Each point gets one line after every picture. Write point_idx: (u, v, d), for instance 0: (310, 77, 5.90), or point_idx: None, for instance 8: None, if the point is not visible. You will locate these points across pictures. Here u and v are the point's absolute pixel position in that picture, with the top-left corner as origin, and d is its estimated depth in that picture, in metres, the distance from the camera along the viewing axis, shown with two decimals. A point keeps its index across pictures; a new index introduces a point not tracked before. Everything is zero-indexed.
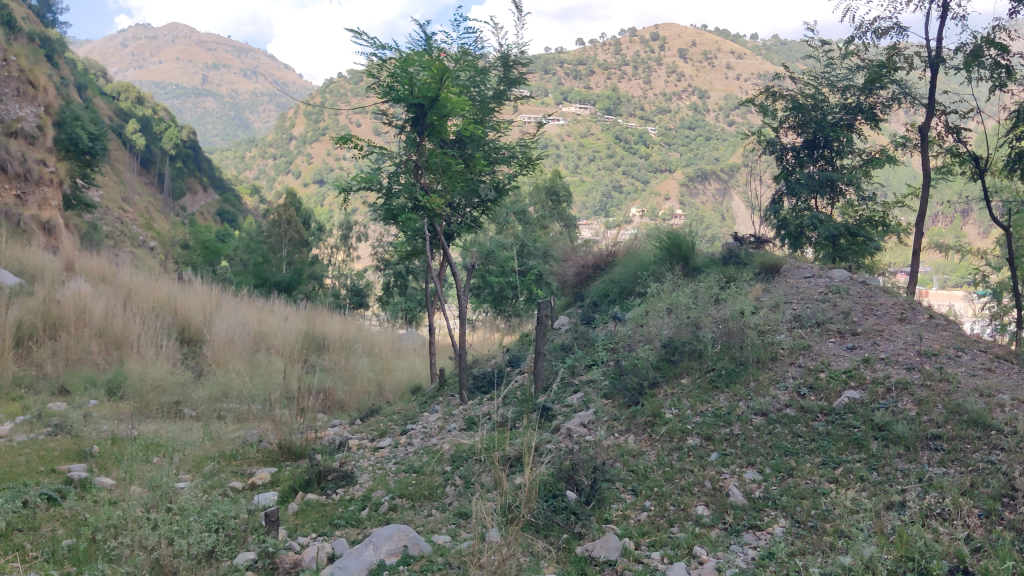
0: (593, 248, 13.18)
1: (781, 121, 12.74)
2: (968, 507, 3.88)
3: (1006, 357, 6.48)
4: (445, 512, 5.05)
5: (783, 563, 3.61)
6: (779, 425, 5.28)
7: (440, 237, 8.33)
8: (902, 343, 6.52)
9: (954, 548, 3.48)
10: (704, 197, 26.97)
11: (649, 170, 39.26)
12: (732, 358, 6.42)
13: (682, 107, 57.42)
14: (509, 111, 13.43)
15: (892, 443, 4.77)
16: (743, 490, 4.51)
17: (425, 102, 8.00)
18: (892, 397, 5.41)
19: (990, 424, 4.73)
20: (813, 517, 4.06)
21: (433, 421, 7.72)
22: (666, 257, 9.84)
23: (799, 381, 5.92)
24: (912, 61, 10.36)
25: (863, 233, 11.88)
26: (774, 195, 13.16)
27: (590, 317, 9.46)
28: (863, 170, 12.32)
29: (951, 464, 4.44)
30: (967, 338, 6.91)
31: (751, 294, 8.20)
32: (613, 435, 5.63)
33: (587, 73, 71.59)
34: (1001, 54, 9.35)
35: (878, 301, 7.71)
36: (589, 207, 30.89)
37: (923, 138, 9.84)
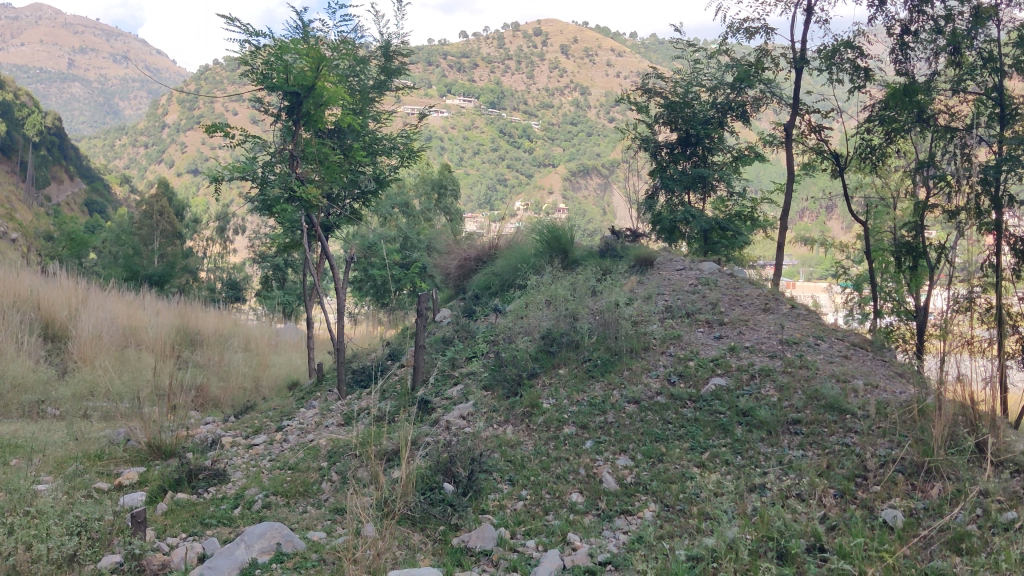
0: (475, 241, 13.18)
1: (656, 118, 13.06)
2: (824, 488, 4.07)
3: (861, 345, 6.83)
4: (321, 508, 4.97)
5: (652, 546, 3.70)
6: (651, 413, 5.41)
7: (317, 230, 8.18)
8: (766, 332, 6.78)
9: (811, 528, 3.65)
10: (586, 192, 27.31)
11: (533, 165, 39.49)
12: (607, 348, 6.54)
13: (564, 102, 57.93)
14: (390, 102, 13.30)
15: (755, 427, 4.96)
16: (615, 476, 4.60)
17: (300, 90, 7.86)
18: (757, 383, 5.63)
19: (845, 409, 4.98)
20: (682, 501, 4.19)
21: (310, 417, 7.60)
22: (546, 250, 9.97)
23: (670, 369, 6.08)
24: (778, 62, 10.74)
25: (732, 227, 12.38)
26: (650, 190, 13.48)
27: (471, 309, 9.47)
28: (735, 167, 12.74)
29: (809, 446, 4.64)
30: (826, 328, 7.24)
31: (626, 286, 8.36)
32: (491, 426, 5.66)
33: (471, 66, 71.47)
34: (860, 57, 9.84)
35: (744, 292, 7.99)
36: (474, 200, 30.88)
37: (788, 136, 10.26)
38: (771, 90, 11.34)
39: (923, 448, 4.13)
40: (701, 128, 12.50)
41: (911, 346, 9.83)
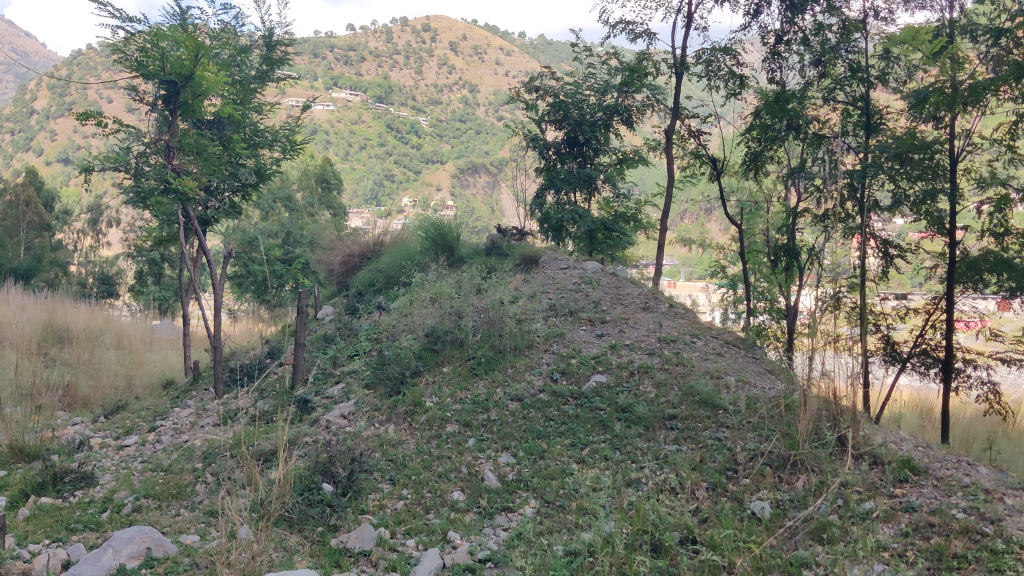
0: (360, 237, 13.01)
1: (543, 119, 13.20)
2: (697, 481, 4.19)
3: (734, 343, 7.07)
4: (194, 511, 4.82)
5: (530, 542, 3.74)
6: (533, 410, 5.45)
7: (194, 224, 7.93)
8: (645, 330, 6.94)
9: (684, 521, 3.75)
10: (474, 188, 27.29)
11: (421, 161, 39.28)
12: (491, 346, 6.55)
13: (453, 99, 57.67)
14: (272, 94, 13.02)
15: (634, 423, 5.07)
16: (497, 473, 4.62)
17: (177, 79, 7.59)
18: (635, 380, 5.75)
19: (718, 404, 5.14)
20: (561, 496, 4.23)
21: (185, 417, 7.37)
22: (431, 248, 9.93)
23: (552, 366, 6.15)
24: (660, 67, 11.01)
25: (618, 229, 12.62)
26: (537, 190, 13.60)
27: (354, 305, 9.36)
28: (620, 168, 12.98)
29: (684, 441, 4.77)
30: (702, 326, 7.46)
31: (511, 285, 8.41)
32: (372, 425, 5.61)
33: (358, 60, 70.40)
34: (736, 65, 10.18)
35: (625, 291, 8.16)
36: (360, 196, 30.46)
37: (668, 139, 10.53)
38: (653, 94, 11.60)
39: (789, 442, 4.30)
40: (587, 130, 12.70)
41: (782, 344, 10.22)
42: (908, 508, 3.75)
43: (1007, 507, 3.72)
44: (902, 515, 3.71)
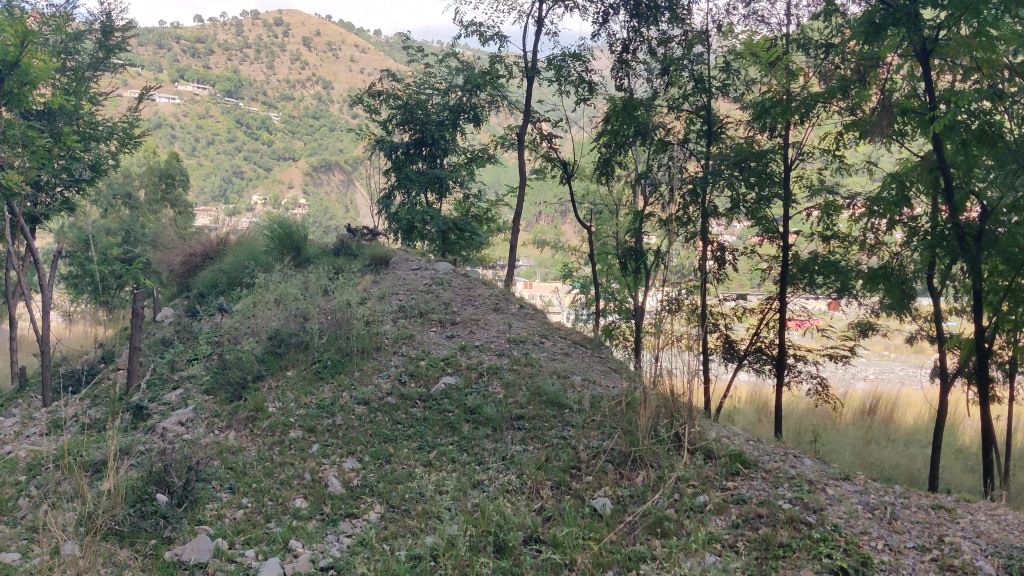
0: (204, 236, 12.54)
1: (392, 118, 13.09)
2: (541, 480, 4.21)
3: (581, 343, 7.21)
4: (15, 527, 4.51)
5: (374, 548, 3.68)
6: (380, 413, 5.37)
7: (19, 221, 7.41)
8: (494, 331, 6.97)
9: (528, 520, 3.78)
10: (327, 186, 26.77)
11: (273, 157, 38.28)
12: (337, 349, 6.44)
13: (306, 95, 56.41)
14: (108, 85, 12.34)
15: (481, 424, 5.07)
16: (341, 479, 4.53)
17: (1, 66, 7.11)
18: (484, 381, 5.76)
19: (564, 404, 5.21)
20: (407, 501, 4.18)
21: (8, 426, 6.89)
22: (277, 247, 9.68)
23: (400, 369, 6.07)
24: (511, 70, 11.12)
25: (470, 229, 12.74)
26: (388, 189, 13.47)
27: (195, 308, 9.00)
28: (471, 169, 13.02)
29: (530, 441, 4.79)
30: (550, 326, 7.57)
31: (359, 285, 8.28)
32: (211, 432, 5.41)
33: (206, 52, 67.85)
34: (585, 70, 10.33)
35: (475, 292, 8.18)
36: (208, 193, 29.38)
37: (520, 141, 10.59)
38: (503, 96, 11.68)
39: (631, 438, 4.39)
40: (438, 130, 12.66)
41: (629, 343, 10.51)
42: (739, 500, 3.90)
43: (828, 497, 3.93)
44: (733, 507, 3.85)
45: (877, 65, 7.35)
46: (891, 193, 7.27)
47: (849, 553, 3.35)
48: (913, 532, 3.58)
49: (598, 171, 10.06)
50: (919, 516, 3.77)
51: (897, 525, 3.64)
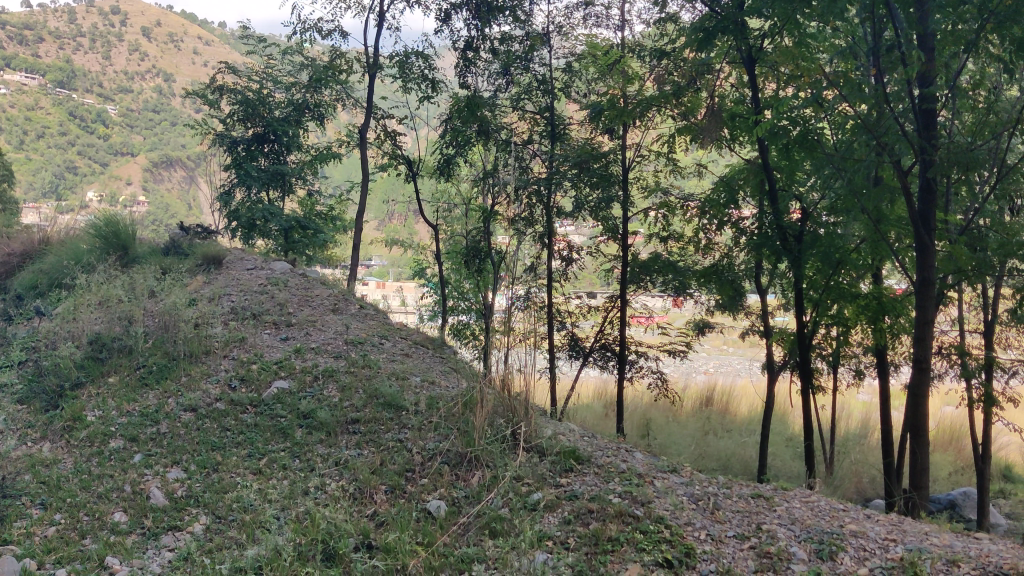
0: (26, 233, 11.74)
1: (231, 113, 12.62)
2: (375, 485, 4.09)
3: (423, 344, 7.17)
4: None
5: (197, 562, 3.50)
6: (208, 420, 5.14)
7: None
8: (332, 333, 6.83)
9: (360, 526, 3.66)
10: (167, 183, 25.64)
11: (108, 153, 36.33)
12: (164, 353, 6.14)
13: (145, 88, 53.88)
14: None
15: (315, 429, 4.93)
16: (165, 490, 4.30)
17: None
18: (319, 384, 5.61)
19: (401, 406, 5.12)
20: (234, 511, 4.00)
21: None
22: (103, 247, 9.16)
23: (230, 373, 5.83)
24: (353, 65, 10.95)
25: (313, 227, 12.53)
26: (227, 185, 12.99)
27: (9, 311, 8.39)
28: (314, 166, 12.74)
29: (365, 445, 4.66)
30: (390, 327, 7.49)
31: (190, 286, 7.92)
32: (23, 444, 5.04)
33: (34, 38, 63.68)
34: (428, 68, 10.27)
35: (313, 293, 7.99)
36: (37, 189, 27.59)
37: (362, 137, 10.47)
38: (347, 93, 11.49)
39: (467, 438, 4.33)
40: (280, 127, 12.32)
41: (478, 341, 10.49)
42: (571, 496, 3.92)
43: (655, 489, 4.03)
44: (565, 503, 3.87)
45: (708, 72, 7.60)
46: (721, 195, 7.53)
47: (674, 545, 3.43)
48: (733, 521, 3.72)
49: (440, 169, 10.02)
50: (739, 505, 3.92)
51: (718, 515, 3.76)
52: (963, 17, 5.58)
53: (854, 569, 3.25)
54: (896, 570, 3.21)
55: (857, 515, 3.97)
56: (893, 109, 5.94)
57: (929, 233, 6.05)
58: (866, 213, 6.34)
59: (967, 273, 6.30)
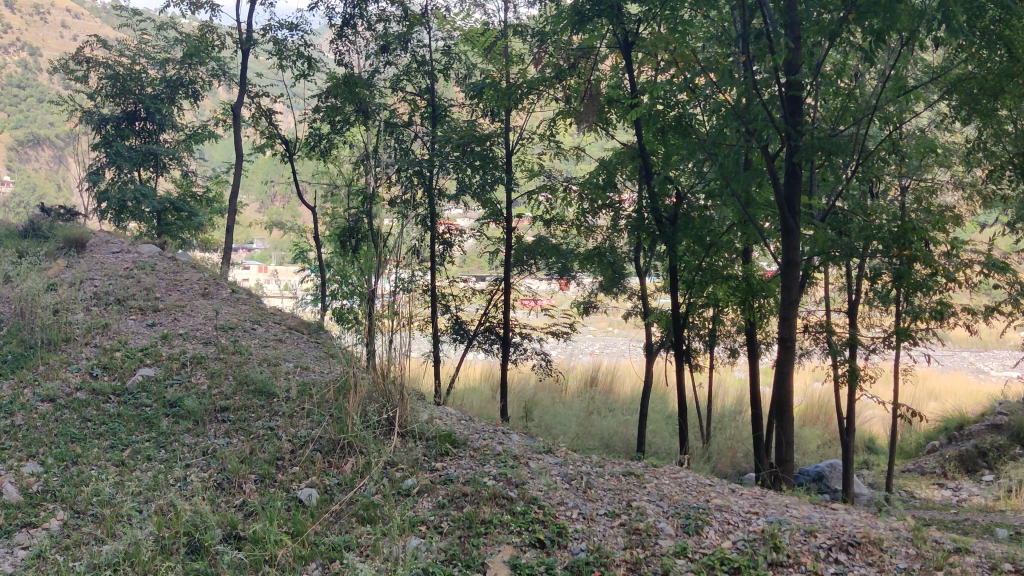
0: None
1: (98, 88, 12.06)
2: (244, 474, 3.97)
3: (298, 329, 7.03)
4: None
5: (52, 559, 3.32)
6: (68, 411, 4.90)
7: None
8: (202, 318, 6.61)
9: (227, 516, 3.54)
10: (32, 163, 24.37)
11: None
12: (21, 342, 5.83)
13: (7, 62, 50.97)
14: None
15: (182, 418, 4.77)
16: (19, 485, 4.05)
17: None
18: (187, 371, 5.42)
19: (273, 393, 5.00)
20: (94, 505, 3.81)
21: None
22: None
23: (92, 361, 5.56)
24: (226, 41, 10.63)
25: (187, 209, 12.12)
26: (94, 164, 12.42)
27: None
28: (188, 145, 12.32)
29: (235, 433, 4.53)
30: (264, 313, 7.30)
31: (50, 271, 7.53)
32: None
33: None
34: (304, 46, 10.05)
35: (183, 277, 7.72)
36: None
37: (235, 116, 10.20)
38: (221, 69, 11.15)
39: (339, 425, 4.24)
40: (152, 105, 11.85)
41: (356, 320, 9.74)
42: (445, 480, 3.90)
43: (530, 470, 4.06)
44: (439, 488, 3.85)
45: (587, 55, 7.67)
46: (599, 178, 7.63)
47: (546, 525, 3.45)
48: (605, 499, 3.77)
49: (318, 150, 9.82)
50: (611, 483, 3.98)
51: (591, 493, 3.81)
52: (827, 6, 5.79)
53: (718, 543, 3.34)
54: (757, 542, 3.32)
55: (723, 490, 4.09)
56: (761, 96, 6.11)
57: (794, 217, 6.26)
58: (736, 197, 6.52)
59: (830, 255, 6.56)
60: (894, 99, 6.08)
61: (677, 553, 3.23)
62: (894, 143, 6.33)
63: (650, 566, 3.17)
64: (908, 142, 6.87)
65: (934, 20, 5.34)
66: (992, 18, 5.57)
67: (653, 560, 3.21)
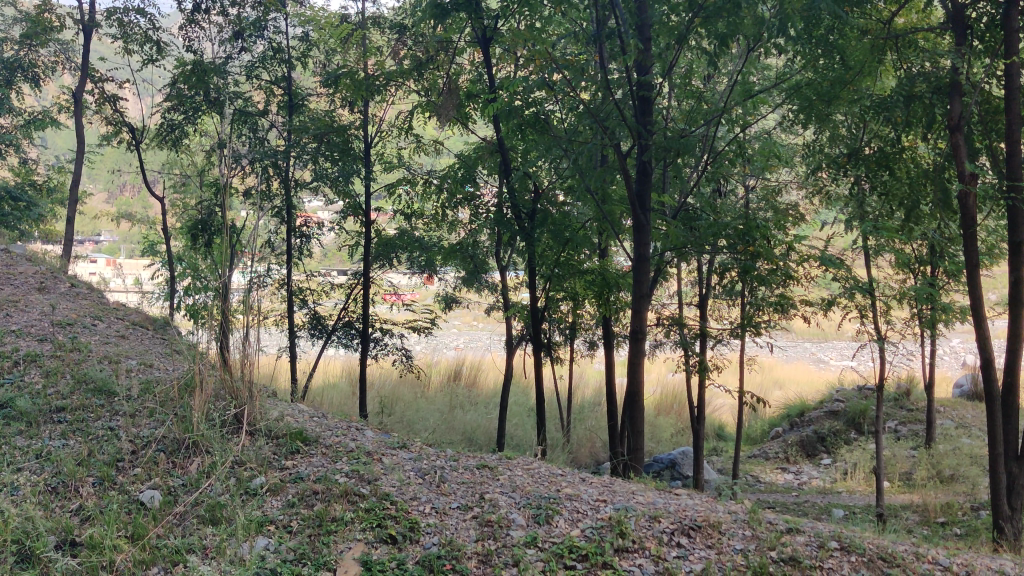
0: None
1: None
2: (81, 477, 3.76)
3: (142, 325, 6.76)
4: None
5: None
6: None
7: None
8: (37, 314, 6.25)
9: (60, 522, 3.36)
10: None
11: None
12: None
13: None
14: None
15: (14, 419, 4.46)
16: None
17: None
18: (20, 370, 5.11)
19: (114, 392, 4.78)
20: None
21: None
22: None
23: None
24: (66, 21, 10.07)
25: (26, 198, 11.44)
26: None
27: None
28: (26, 131, 11.62)
29: (72, 435, 4.28)
30: (106, 308, 6.98)
31: None
32: None
33: None
34: (152, 29, 9.62)
35: (17, 270, 7.29)
36: None
37: (77, 100, 9.69)
38: (62, 50, 10.57)
39: (184, 425, 4.10)
40: None
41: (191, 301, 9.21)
42: (295, 479, 3.84)
43: (383, 466, 4.04)
44: (290, 486, 3.78)
45: (446, 48, 7.64)
46: (457, 173, 7.63)
47: (399, 521, 3.44)
48: (458, 493, 3.79)
49: (168, 139, 9.45)
50: (464, 477, 4.01)
51: (444, 487, 3.83)
52: (676, 9, 5.97)
53: (568, 531, 3.42)
54: (605, 529, 3.41)
55: (574, 479, 4.18)
56: (614, 95, 6.26)
57: (645, 213, 6.45)
58: (591, 193, 6.66)
59: (680, 251, 6.79)
60: (739, 101, 6.34)
61: (527, 543, 3.29)
62: (740, 144, 6.60)
63: (501, 557, 3.20)
64: (753, 143, 7.18)
65: (774, 28, 5.60)
66: (827, 27, 5.89)
67: (504, 551, 3.24)
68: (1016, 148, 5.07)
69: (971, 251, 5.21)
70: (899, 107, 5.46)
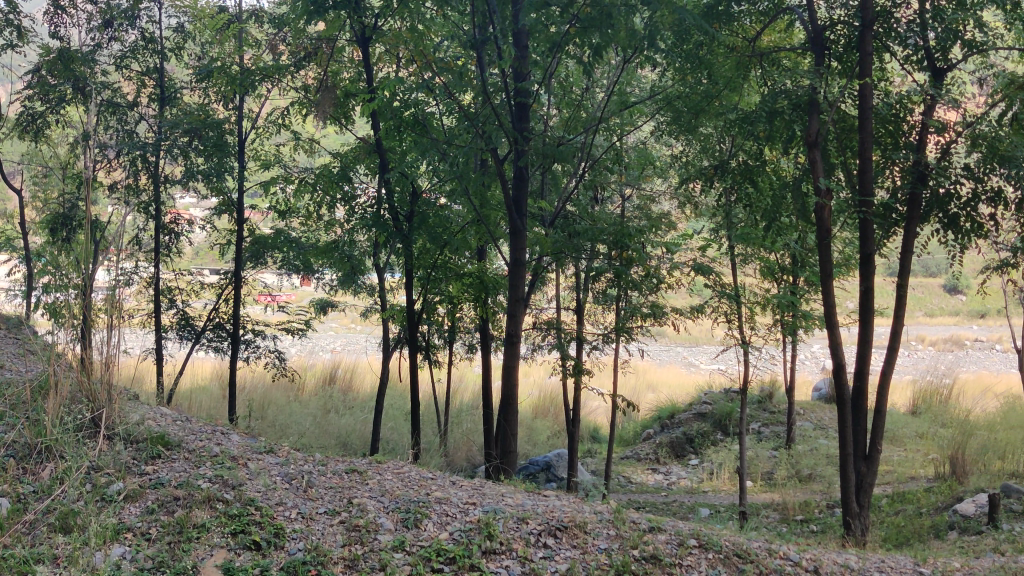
0: None
1: None
2: None
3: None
4: None
5: None
6: None
7: None
8: None
9: None
10: None
11: None
12: None
13: None
14: None
15: None
16: None
17: None
18: None
19: None
20: None
21: None
22: None
23: None
24: None
25: None
26: None
27: None
28: None
29: None
30: None
31: None
32: None
33: None
34: (12, 12, 9.13)
35: None
36: None
37: None
38: None
39: (36, 429, 3.90)
40: None
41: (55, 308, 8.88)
42: (156, 484, 3.72)
43: (248, 471, 3.96)
44: (149, 493, 3.66)
45: (326, 45, 7.53)
46: (334, 172, 7.53)
47: (263, 527, 3.38)
48: (325, 497, 3.76)
49: (29, 129, 8.99)
50: (332, 481, 3.97)
51: (311, 492, 3.78)
52: (555, 17, 6.06)
53: (435, 534, 3.43)
54: (472, 531, 3.44)
55: (443, 482, 4.20)
56: (493, 100, 6.31)
57: (522, 218, 6.53)
58: (469, 197, 6.69)
59: (556, 256, 6.90)
60: (615, 111, 6.49)
61: (394, 547, 3.28)
62: (616, 153, 6.75)
63: (367, 561, 3.19)
64: (629, 152, 7.35)
65: (648, 40, 5.75)
66: (697, 42, 6.09)
67: (371, 555, 3.23)
68: (868, 165, 5.37)
69: (826, 262, 5.50)
70: (762, 122, 5.71)
